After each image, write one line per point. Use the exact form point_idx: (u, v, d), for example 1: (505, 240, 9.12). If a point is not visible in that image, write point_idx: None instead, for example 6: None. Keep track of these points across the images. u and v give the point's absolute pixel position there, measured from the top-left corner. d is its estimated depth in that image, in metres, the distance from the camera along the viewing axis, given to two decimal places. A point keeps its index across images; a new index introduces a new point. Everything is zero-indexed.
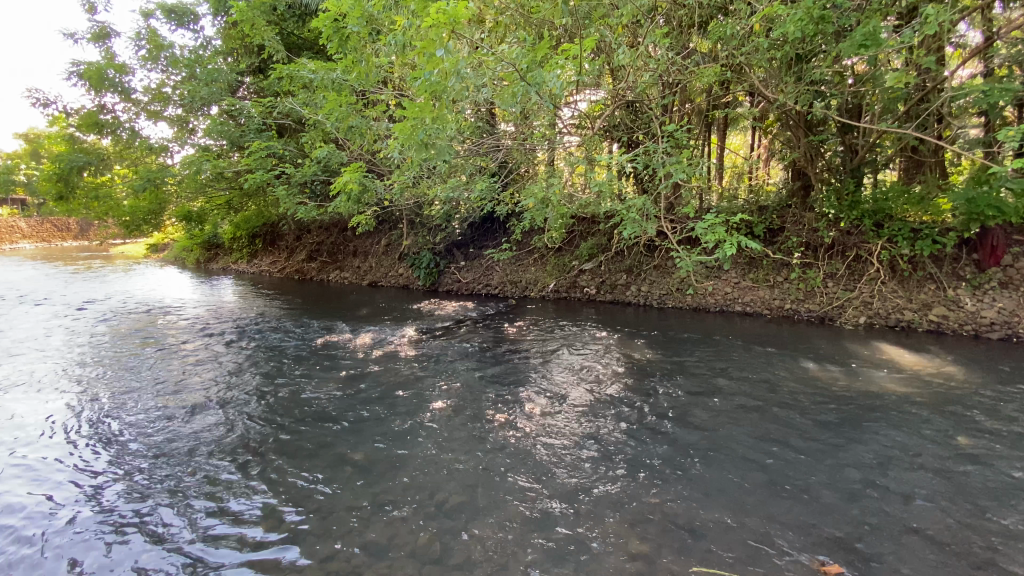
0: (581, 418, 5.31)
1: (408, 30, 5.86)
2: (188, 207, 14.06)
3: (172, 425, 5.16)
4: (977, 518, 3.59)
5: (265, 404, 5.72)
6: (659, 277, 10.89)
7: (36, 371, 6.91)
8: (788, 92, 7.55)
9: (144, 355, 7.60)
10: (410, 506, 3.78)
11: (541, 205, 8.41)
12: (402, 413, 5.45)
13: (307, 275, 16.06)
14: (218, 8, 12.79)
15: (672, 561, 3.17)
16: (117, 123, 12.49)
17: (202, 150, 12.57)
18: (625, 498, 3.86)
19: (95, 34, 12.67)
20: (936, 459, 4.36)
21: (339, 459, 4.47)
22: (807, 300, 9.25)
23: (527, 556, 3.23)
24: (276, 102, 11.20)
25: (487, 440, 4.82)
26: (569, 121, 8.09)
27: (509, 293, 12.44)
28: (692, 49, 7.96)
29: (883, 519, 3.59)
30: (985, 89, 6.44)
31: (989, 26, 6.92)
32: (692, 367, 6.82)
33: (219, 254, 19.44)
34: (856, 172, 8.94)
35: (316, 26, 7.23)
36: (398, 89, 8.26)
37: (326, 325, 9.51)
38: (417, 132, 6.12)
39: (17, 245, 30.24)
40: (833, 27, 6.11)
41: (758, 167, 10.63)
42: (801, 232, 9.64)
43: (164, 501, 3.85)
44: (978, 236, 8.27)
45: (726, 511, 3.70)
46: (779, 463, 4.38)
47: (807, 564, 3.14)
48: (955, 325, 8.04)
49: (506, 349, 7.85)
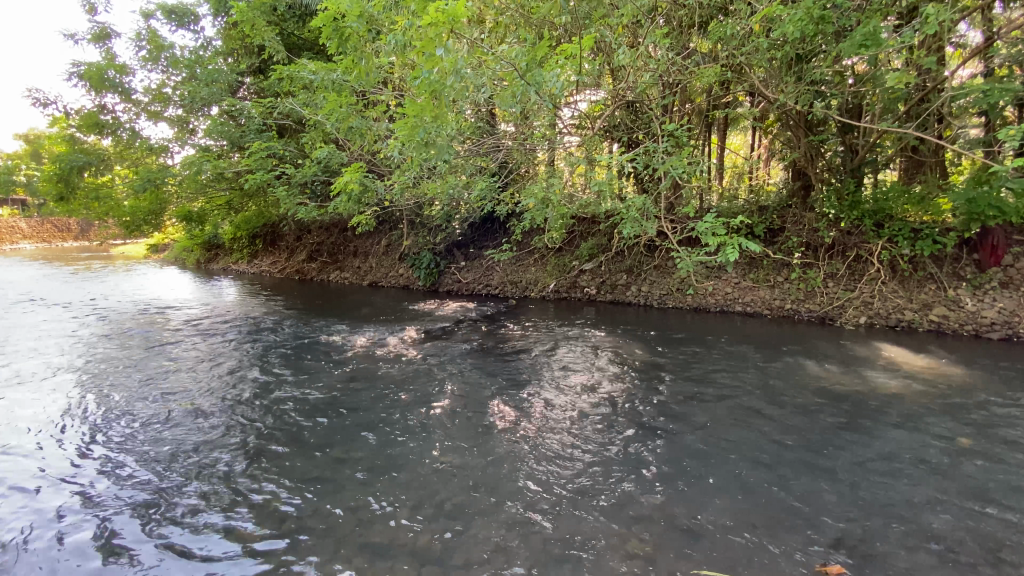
0: (581, 418, 5.31)
1: (408, 30, 5.86)
2: (188, 208, 14.07)
3: (173, 425, 5.18)
4: (978, 517, 3.58)
5: (266, 405, 5.72)
6: (659, 277, 10.90)
7: (36, 371, 6.92)
8: (788, 92, 7.55)
9: (144, 355, 7.60)
10: (410, 506, 3.78)
11: (541, 205, 8.42)
12: (402, 413, 5.46)
13: (307, 275, 16.07)
14: (218, 9, 12.80)
15: (673, 561, 3.17)
16: (117, 123, 12.49)
17: (203, 150, 12.57)
18: (626, 497, 3.86)
19: (96, 34, 12.67)
20: (936, 459, 4.36)
21: (339, 460, 4.47)
22: (807, 301, 9.24)
23: (528, 556, 3.23)
24: (276, 102, 11.20)
25: (487, 441, 4.82)
26: (569, 121, 8.10)
27: (509, 293, 12.45)
28: (692, 50, 7.96)
29: (884, 519, 3.59)
30: (985, 89, 6.44)
31: (990, 26, 6.93)
32: (693, 367, 6.82)
33: (219, 254, 19.45)
34: (856, 172, 8.95)
35: (316, 26, 7.23)
36: (398, 89, 8.27)
37: (326, 325, 9.52)
38: (417, 132, 6.13)
39: (17, 245, 30.35)
40: (833, 27, 6.11)
41: (758, 168, 10.64)
42: (801, 232, 9.65)
43: (165, 500, 3.86)
44: (978, 235, 8.29)
45: (726, 511, 3.69)
46: (779, 462, 4.39)
47: (808, 564, 3.14)
48: (955, 325, 8.03)
49: (506, 350, 7.85)
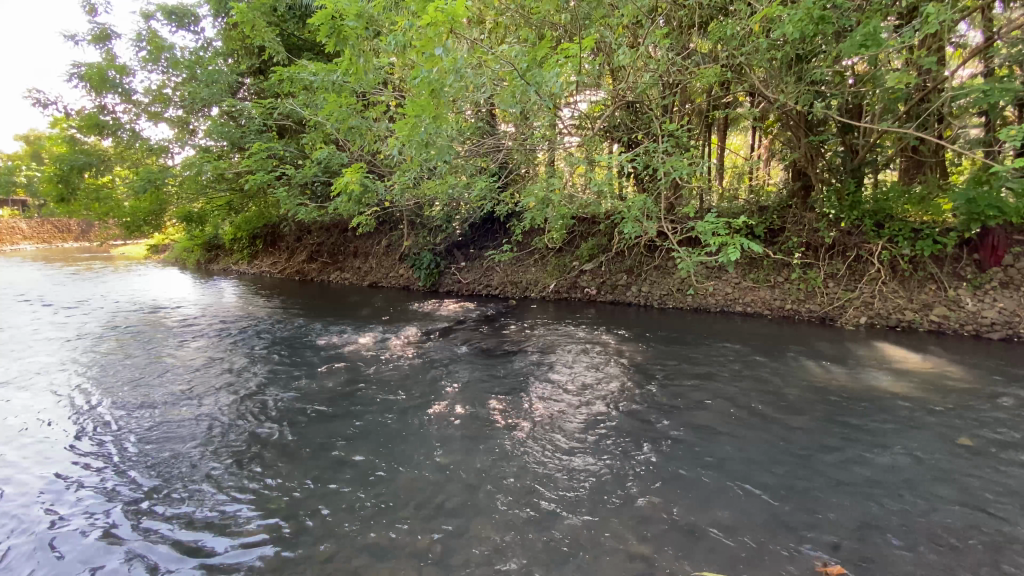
0: (582, 419, 5.31)
1: (408, 30, 5.87)
2: (188, 208, 14.07)
3: (174, 425, 5.20)
4: (979, 518, 3.58)
5: (266, 405, 5.73)
6: (660, 277, 10.90)
7: (37, 371, 6.93)
8: (788, 92, 7.55)
9: (144, 356, 7.62)
10: (411, 507, 3.77)
11: (541, 205, 8.42)
12: (403, 414, 5.46)
13: (307, 275, 16.09)
14: (218, 9, 12.81)
15: (673, 562, 3.17)
16: (117, 124, 12.51)
17: (203, 151, 12.58)
18: (627, 498, 3.86)
19: (96, 36, 12.68)
20: (937, 459, 4.36)
21: (340, 461, 4.46)
22: (808, 301, 9.24)
23: (529, 557, 3.23)
24: (276, 103, 11.21)
25: (487, 441, 4.81)
26: (569, 122, 8.11)
27: (509, 293, 12.45)
28: (692, 50, 7.96)
29: (884, 519, 3.59)
30: (985, 89, 6.45)
31: (989, 27, 6.93)
32: (693, 367, 6.81)
33: (220, 255, 19.46)
34: (856, 172, 8.96)
35: (316, 27, 7.23)
36: (398, 89, 8.27)
37: (327, 325, 9.52)
38: (416, 132, 6.13)
39: (17, 245, 30.46)
40: (833, 27, 6.10)
41: (758, 168, 10.62)
42: (802, 232, 9.64)
43: (166, 500, 3.87)
44: (979, 236, 8.30)
45: (727, 512, 3.69)
46: (779, 462, 4.39)
47: (809, 564, 3.13)
48: (955, 325, 8.03)
49: (506, 350, 7.86)
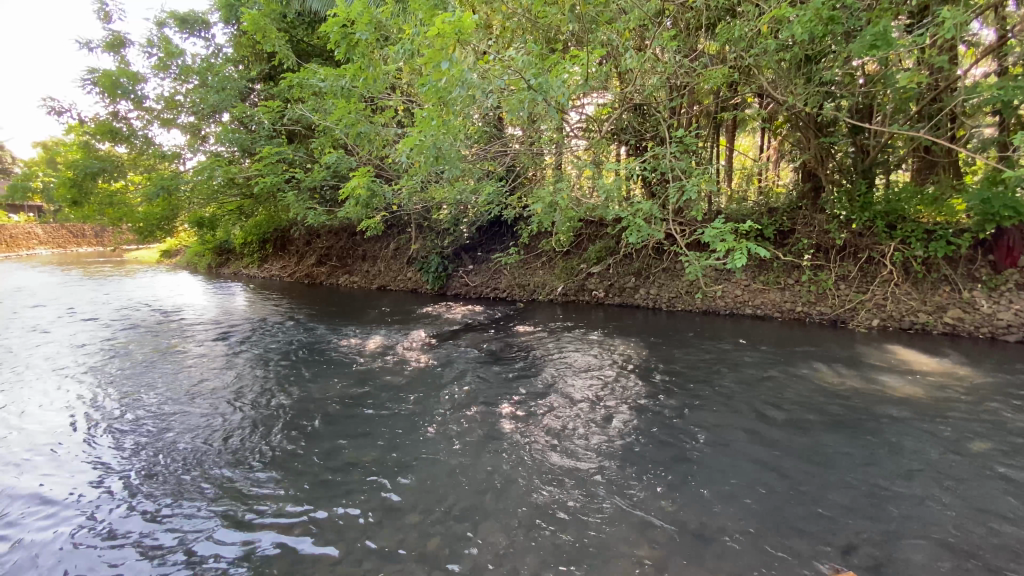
0: (592, 423, 5.26)
1: (415, 38, 5.96)
2: (200, 214, 14.22)
3: (184, 426, 5.27)
4: (997, 521, 3.52)
5: (278, 407, 5.77)
6: (669, 279, 10.86)
7: (47, 373, 7.00)
8: (798, 93, 7.46)
9: (155, 358, 7.72)
10: (420, 514, 3.73)
11: (550, 209, 8.54)
12: (412, 414, 5.52)
13: (316, 279, 16.22)
14: (229, 16, 12.93)
15: (685, 563, 3.16)
16: (131, 131, 12.80)
17: (214, 156, 12.83)
18: (638, 502, 3.82)
19: (109, 43, 12.87)
20: (954, 464, 4.26)
21: (349, 464, 4.48)
22: (819, 303, 9.17)
23: (537, 561, 3.20)
24: (286, 110, 11.35)
25: (497, 446, 4.77)
26: (577, 125, 8.14)
27: (518, 296, 12.44)
28: (701, 51, 8.08)
29: (899, 522, 3.53)
30: (999, 88, 6.39)
31: (1004, 25, 6.76)
32: (708, 371, 6.75)
33: (230, 259, 19.66)
34: (868, 173, 8.89)
35: (324, 33, 7.42)
36: (404, 94, 8.34)
37: (337, 330, 9.53)
38: (426, 143, 6.11)
39: (34, 249, 30.99)
40: (843, 27, 6.01)
41: (768, 168, 10.47)
42: (813, 234, 9.57)
43: (181, 500, 3.93)
44: (994, 236, 8.13)
45: (739, 514, 3.65)
46: (792, 467, 4.31)
47: (821, 567, 3.10)
48: (971, 327, 7.92)
49: (514, 353, 7.87)
